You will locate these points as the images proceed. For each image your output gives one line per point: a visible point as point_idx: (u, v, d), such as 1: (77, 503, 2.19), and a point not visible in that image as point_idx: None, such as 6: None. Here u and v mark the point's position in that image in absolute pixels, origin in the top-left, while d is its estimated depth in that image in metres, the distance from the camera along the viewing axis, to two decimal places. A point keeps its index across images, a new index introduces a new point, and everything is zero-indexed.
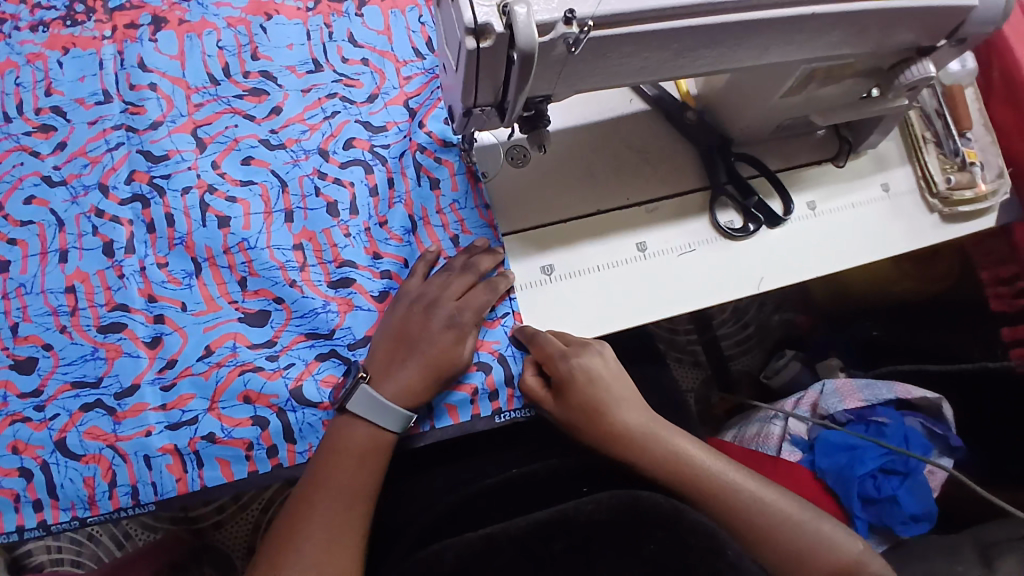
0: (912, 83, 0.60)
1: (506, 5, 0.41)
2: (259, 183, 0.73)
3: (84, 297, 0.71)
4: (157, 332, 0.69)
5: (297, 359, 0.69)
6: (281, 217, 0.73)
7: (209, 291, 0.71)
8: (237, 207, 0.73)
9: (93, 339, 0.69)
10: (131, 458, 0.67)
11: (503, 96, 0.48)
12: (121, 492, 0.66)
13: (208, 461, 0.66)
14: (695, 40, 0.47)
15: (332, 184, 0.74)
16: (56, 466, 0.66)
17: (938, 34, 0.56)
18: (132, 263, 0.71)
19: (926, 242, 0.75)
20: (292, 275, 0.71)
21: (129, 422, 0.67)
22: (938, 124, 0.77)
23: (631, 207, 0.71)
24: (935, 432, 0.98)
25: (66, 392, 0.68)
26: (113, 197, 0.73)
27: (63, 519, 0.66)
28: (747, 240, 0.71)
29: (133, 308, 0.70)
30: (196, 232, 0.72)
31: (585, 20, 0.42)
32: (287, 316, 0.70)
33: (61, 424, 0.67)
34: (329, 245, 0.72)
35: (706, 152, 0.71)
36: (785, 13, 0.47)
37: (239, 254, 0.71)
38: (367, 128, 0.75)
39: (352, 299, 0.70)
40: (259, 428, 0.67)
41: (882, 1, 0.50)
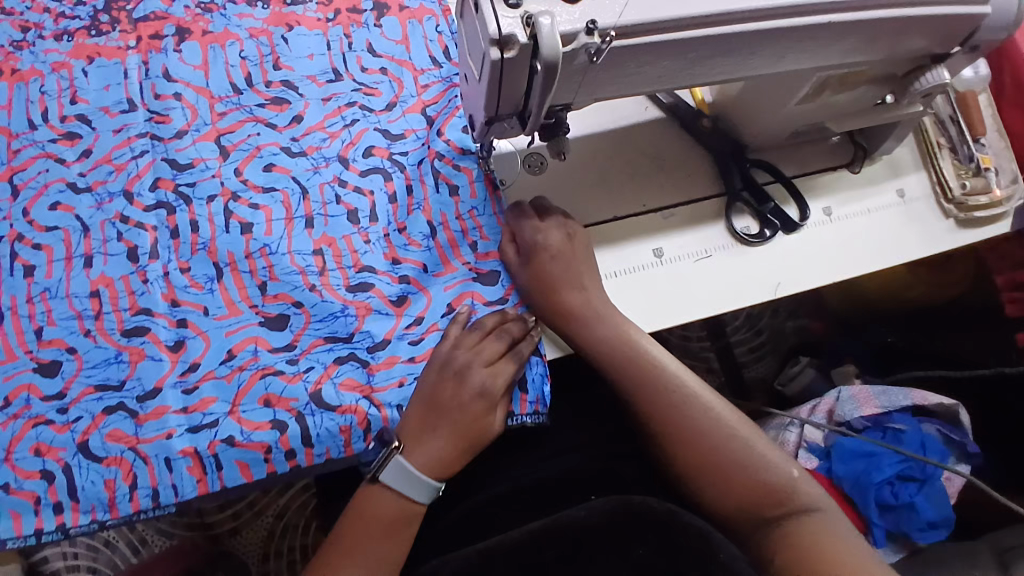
0: (927, 90, 0.60)
1: (531, 16, 0.42)
2: (281, 190, 0.75)
3: (109, 301, 0.72)
4: (180, 336, 0.71)
5: (316, 363, 0.69)
6: (301, 223, 0.74)
7: (230, 296, 0.72)
8: (260, 214, 0.74)
9: (117, 343, 0.71)
10: (153, 461, 0.67)
11: (524, 105, 0.48)
12: (141, 495, 0.67)
13: (227, 464, 0.67)
14: (713, 50, 0.48)
15: (352, 192, 0.75)
16: (78, 468, 0.67)
17: (953, 40, 0.57)
18: (155, 269, 0.73)
19: (941, 248, 0.75)
20: (312, 280, 0.72)
21: (150, 425, 0.68)
22: (952, 129, 0.78)
23: (648, 213, 0.72)
24: (952, 438, 0.97)
25: (89, 396, 0.69)
26: (138, 204, 0.75)
27: (83, 522, 0.66)
28: (763, 246, 0.71)
29: (156, 312, 0.72)
30: (218, 238, 0.73)
31: (607, 31, 0.43)
32: (307, 320, 0.71)
33: (84, 427, 0.68)
34: (349, 251, 0.73)
35: (722, 159, 0.72)
36: (801, 23, 0.48)
37: (261, 259, 0.73)
38: (386, 136, 0.77)
39: (370, 303, 0.71)
40: (278, 432, 0.67)
41: (893, 10, 0.51)
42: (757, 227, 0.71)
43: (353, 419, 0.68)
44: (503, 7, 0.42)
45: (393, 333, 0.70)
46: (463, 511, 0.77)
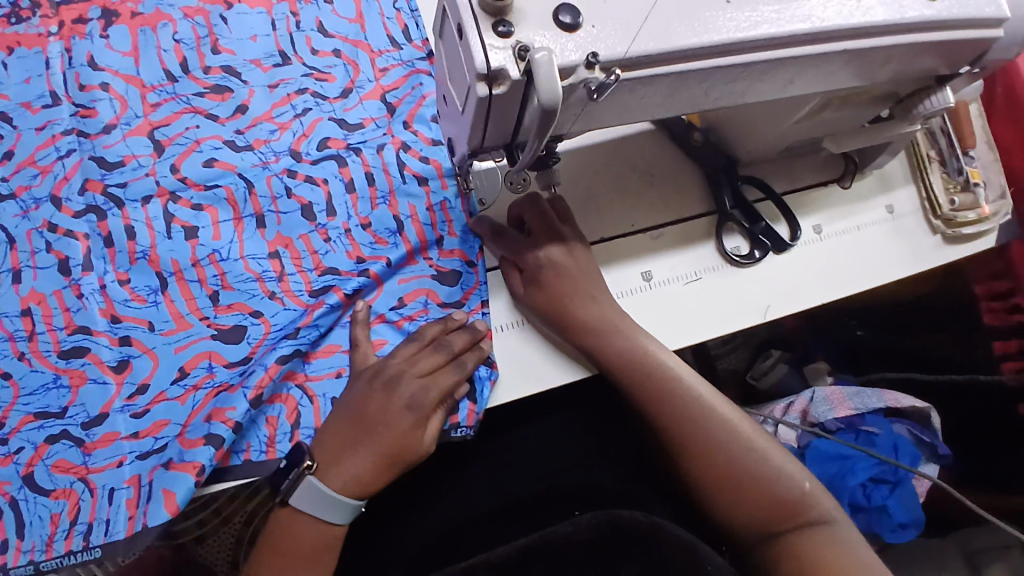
0: (930, 113, 0.57)
1: (523, 47, 0.37)
2: (225, 186, 0.67)
3: (42, 320, 0.64)
4: (123, 355, 0.63)
5: (256, 366, 0.62)
6: (252, 222, 0.67)
7: (176, 308, 0.64)
8: (204, 216, 0.66)
9: (55, 365, 0.63)
10: (97, 494, 0.60)
11: (514, 136, 0.44)
12: (76, 532, 0.59)
13: (154, 496, 0.59)
14: (721, 79, 0.44)
15: (303, 183, 0.68)
16: (24, 503, 0.60)
17: (960, 61, 0.53)
18: (90, 282, 0.65)
19: (929, 264, 0.74)
20: (270, 287, 0.65)
21: (100, 453, 0.60)
22: (943, 142, 0.75)
23: (637, 234, 0.68)
24: (923, 439, 0.96)
25: (29, 424, 0.62)
26: (67, 210, 0.66)
27: (22, 563, 0.59)
28: (754, 267, 0.68)
29: (95, 330, 0.63)
30: (159, 245, 0.66)
31: (610, 66, 0.39)
32: (266, 331, 0.64)
33: (27, 458, 0.61)
34: (308, 252, 0.67)
35: (713, 174, 0.69)
36: (812, 51, 0.44)
37: (209, 266, 0.65)
38: (343, 127, 0.70)
39: (327, 300, 0.65)
40: (213, 449, 0.59)
41: (905, 35, 0.47)
42: (747, 247, 0.69)
43: (280, 408, 0.63)
44: (492, 36, 0.37)
45: (337, 322, 0.66)
46: (430, 533, 0.71)
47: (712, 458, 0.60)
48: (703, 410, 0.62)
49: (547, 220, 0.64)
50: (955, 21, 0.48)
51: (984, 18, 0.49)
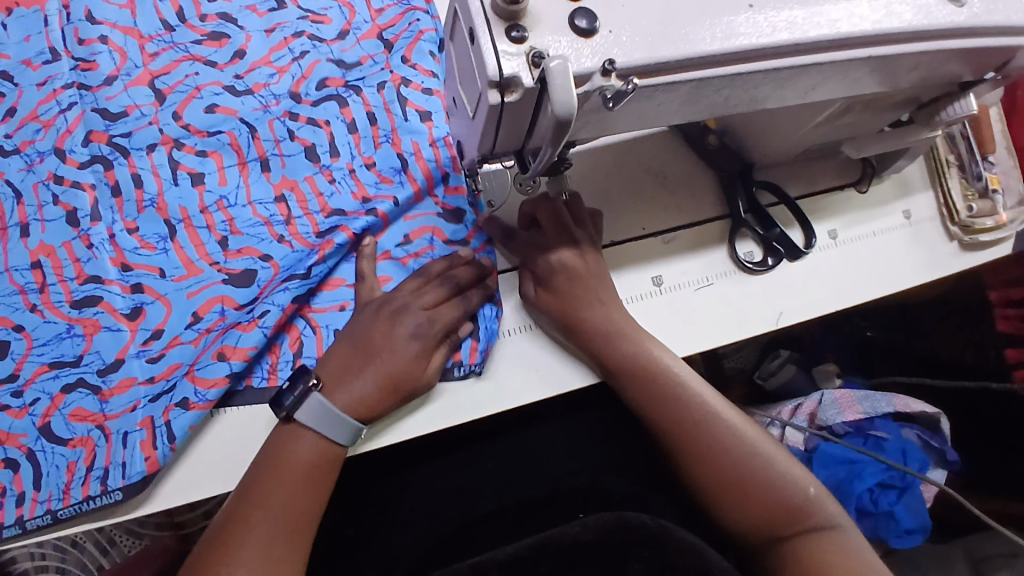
0: (953, 120, 0.56)
1: (538, 54, 0.35)
2: (227, 132, 0.65)
3: (53, 272, 0.62)
4: (136, 303, 0.61)
5: (272, 306, 0.61)
6: (256, 167, 0.65)
7: (187, 254, 0.62)
8: (209, 162, 0.64)
9: (68, 315, 0.61)
10: (114, 439, 0.58)
11: (527, 142, 0.42)
12: (94, 477, 0.57)
13: (182, 435, 0.58)
14: (741, 85, 0.42)
15: (306, 125, 0.66)
16: (41, 453, 0.58)
17: (984, 68, 0.51)
18: (100, 231, 0.62)
19: (946, 271, 0.72)
20: (278, 231, 0.63)
21: (117, 399, 0.59)
22: (961, 146, 0.73)
23: (648, 237, 0.66)
24: (931, 445, 0.94)
25: (44, 374, 0.60)
26: (71, 161, 0.64)
27: (39, 513, 0.57)
28: (766, 275, 0.67)
29: (107, 279, 0.61)
30: (166, 192, 0.63)
31: (627, 74, 0.37)
32: (274, 275, 0.62)
33: (44, 409, 0.59)
34: (314, 194, 0.65)
35: (727, 178, 0.67)
36: (836, 58, 0.42)
37: (218, 213, 0.63)
38: (341, 66, 0.68)
39: (335, 240, 0.63)
40: None
41: (932, 42, 0.45)
42: (761, 254, 0.67)
43: (286, 338, 0.62)
44: (505, 42, 0.35)
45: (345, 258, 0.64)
46: (434, 536, 0.69)
47: (718, 463, 0.58)
48: (707, 414, 0.59)
49: (561, 218, 0.62)
50: (986, 27, 0.46)
51: (1013, 25, 0.47)
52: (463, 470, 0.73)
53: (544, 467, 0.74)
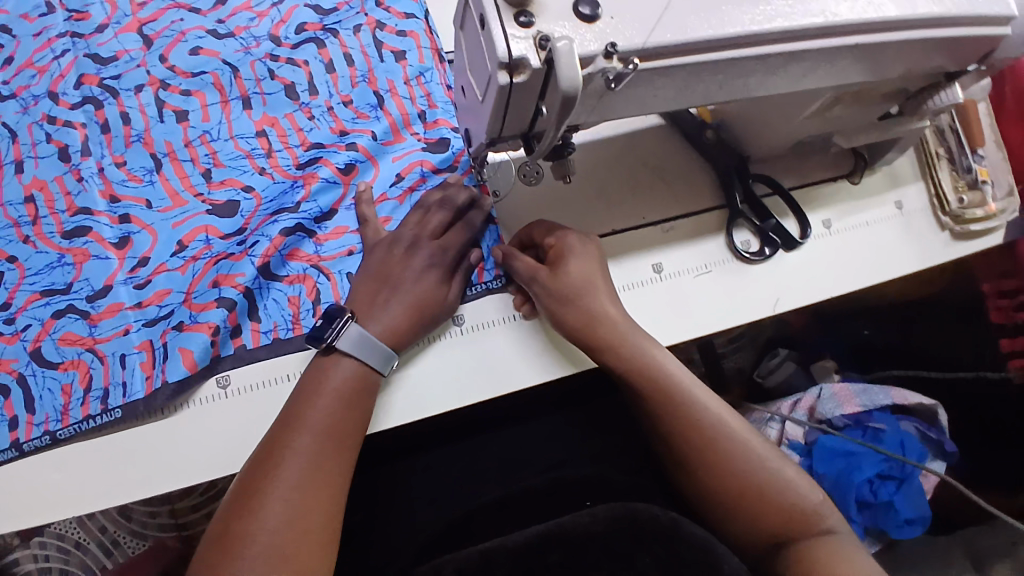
0: (938, 109, 0.58)
1: (544, 37, 0.38)
2: (211, 73, 0.68)
3: (45, 205, 0.65)
4: (125, 232, 0.64)
5: (262, 237, 0.64)
6: (238, 104, 0.68)
7: (172, 186, 0.66)
8: (193, 100, 0.68)
9: (59, 246, 0.64)
10: (109, 360, 0.61)
11: (533, 125, 0.45)
12: (93, 398, 0.60)
13: (171, 354, 0.60)
14: (733, 72, 0.44)
15: (286, 65, 0.69)
16: (33, 377, 0.60)
17: (968, 59, 0.54)
18: (89, 165, 0.66)
19: (937, 260, 0.74)
20: (260, 163, 0.67)
21: (106, 324, 0.62)
22: (951, 139, 0.76)
23: (648, 227, 0.68)
24: (928, 436, 0.95)
25: (36, 302, 0.62)
26: (63, 103, 0.67)
27: (35, 435, 0.59)
28: (762, 264, 0.69)
29: (96, 211, 0.65)
30: (153, 128, 0.67)
31: (628, 56, 0.39)
32: (257, 205, 0.65)
33: (34, 335, 0.61)
34: (294, 129, 0.68)
35: (724, 171, 0.69)
36: (825, 46, 0.45)
37: (201, 146, 0.67)
38: (318, 12, 0.71)
39: (318, 173, 0.66)
40: (226, 310, 0.62)
41: (916, 32, 0.48)
42: (757, 244, 0.69)
43: (302, 289, 0.63)
44: (514, 27, 0.38)
45: (340, 203, 0.66)
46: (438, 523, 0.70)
47: (718, 446, 0.59)
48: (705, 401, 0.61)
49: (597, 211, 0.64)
50: (966, 18, 0.49)
51: (991, 17, 0.49)
52: (465, 459, 0.75)
53: (544, 455, 0.76)
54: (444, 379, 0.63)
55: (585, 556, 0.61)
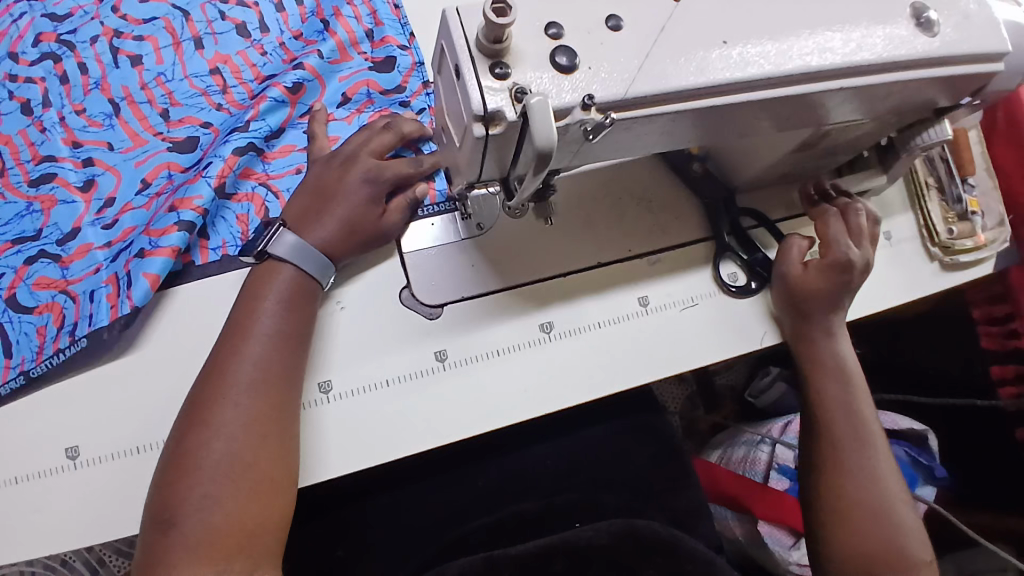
0: (927, 145, 0.58)
1: (520, 90, 0.37)
2: (162, 18, 0.66)
3: (11, 158, 0.63)
4: (89, 176, 0.62)
5: (214, 157, 0.62)
6: (190, 45, 0.66)
7: (132, 128, 0.64)
8: (146, 45, 0.66)
9: (27, 194, 0.62)
10: (81, 297, 0.59)
11: (510, 169, 0.43)
12: (65, 333, 0.58)
13: (135, 280, 0.58)
14: (719, 116, 0.43)
15: (236, 7, 0.68)
16: (10, 324, 0.58)
17: (962, 94, 0.53)
18: (51, 116, 0.64)
19: (924, 292, 0.74)
20: (216, 100, 0.65)
21: (78, 265, 0.60)
22: (941, 169, 0.76)
23: (633, 259, 0.67)
24: (920, 461, 0.94)
25: (8, 252, 0.60)
26: (23, 61, 0.65)
27: (11, 378, 0.57)
28: (748, 298, 0.68)
29: (60, 157, 0.63)
30: (110, 75, 0.65)
31: (605, 108, 0.39)
32: (216, 138, 0.64)
33: (9, 282, 0.59)
34: (247, 65, 0.67)
35: (711, 204, 0.69)
36: (812, 90, 0.44)
37: (157, 88, 0.65)
38: None
39: (267, 94, 0.65)
40: (186, 233, 0.59)
41: (907, 73, 0.47)
42: (744, 277, 0.69)
43: (252, 207, 0.63)
44: (489, 78, 0.37)
45: (288, 122, 0.65)
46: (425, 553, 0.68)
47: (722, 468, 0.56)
48: None
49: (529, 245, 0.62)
50: (960, 56, 0.48)
51: (985, 53, 0.49)
52: (451, 488, 0.73)
53: (529, 487, 0.73)
54: (423, 419, 0.60)
55: (589, 571, 0.58)
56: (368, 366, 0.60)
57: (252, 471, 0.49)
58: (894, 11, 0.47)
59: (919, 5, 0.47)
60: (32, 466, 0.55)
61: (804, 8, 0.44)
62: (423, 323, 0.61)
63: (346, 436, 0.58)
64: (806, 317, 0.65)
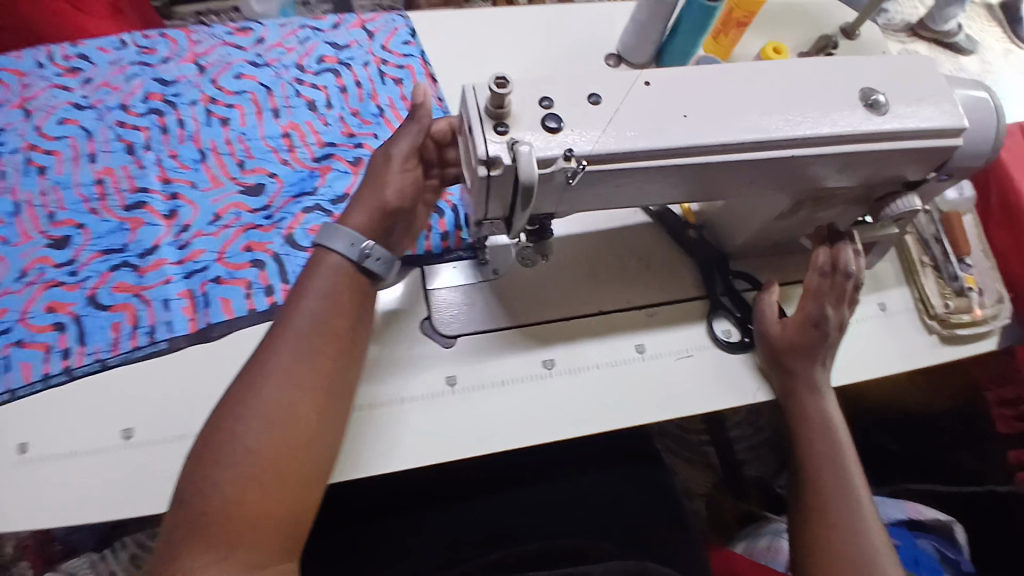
0: (900, 214, 0.64)
1: (514, 142, 0.48)
2: (249, 92, 0.82)
3: (113, 186, 0.75)
4: (173, 206, 0.75)
5: (287, 214, 0.74)
6: (269, 114, 0.81)
7: (214, 173, 0.77)
8: (235, 111, 0.81)
9: (120, 216, 0.73)
10: (153, 303, 0.68)
11: (511, 211, 0.53)
12: (142, 333, 0.67)
13: (211, 301, 0.69)
14: (686, 174, 0.53)
15: (309, 88, 0.84)
16: (87, 317, 0.67)
17: (926, 167, 0.60)
18: (150, 157, 0.77)
19: (923, 363, 0.76)
20: (283, 156, 0.79)
21: (151, 275, 0.70)
22: (936, 249, 0.81)
23: (632, 310, 0.74)
24: (949, 556, 0.85)
25: (97, 260, 0.71)
26: (132, 112, 0.79)
27: (87, 362, 0.65)
28: (744, 354, 0.74)
29: (152, 189, 0.75)
30: (202, 130, 0.79)
31: (581, 158, 0.49)
32: (281, 187, 0.77)
33: (93, 284, 0.69)
34: (312, 133, 0.81)
35: (705, 265, 0.76)
36: (768, 155, 0.53)
37: (239, 145, 0.79)
38: (335, 49, 0.87)
39: (331, 165, 0.79)
40: (258, 270, 0.71)
41: (861, 145, 0.55)
42: (738, 333, 0.75)
43: None
44: (492, 134, 0.48)
45: (349, 186, 0.77)
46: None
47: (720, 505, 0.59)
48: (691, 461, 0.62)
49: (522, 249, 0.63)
50: (914, 132, 0.56)
51: (938, 130, 0.56)
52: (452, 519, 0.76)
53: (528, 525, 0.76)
54: (432, 438, 0.66)
55: None
56: (388, 385, 0.68)
57: (286, 442, 0.54)
58: (846, 95, 0.56)
59: (868, 90, 0.56)
60: (87, 443, 0.63)
61: (763, 92, 0.54)
62: (439, 350, 0.70)
63: (360, 448, 0.65)
64: (792, 372, 0.69)
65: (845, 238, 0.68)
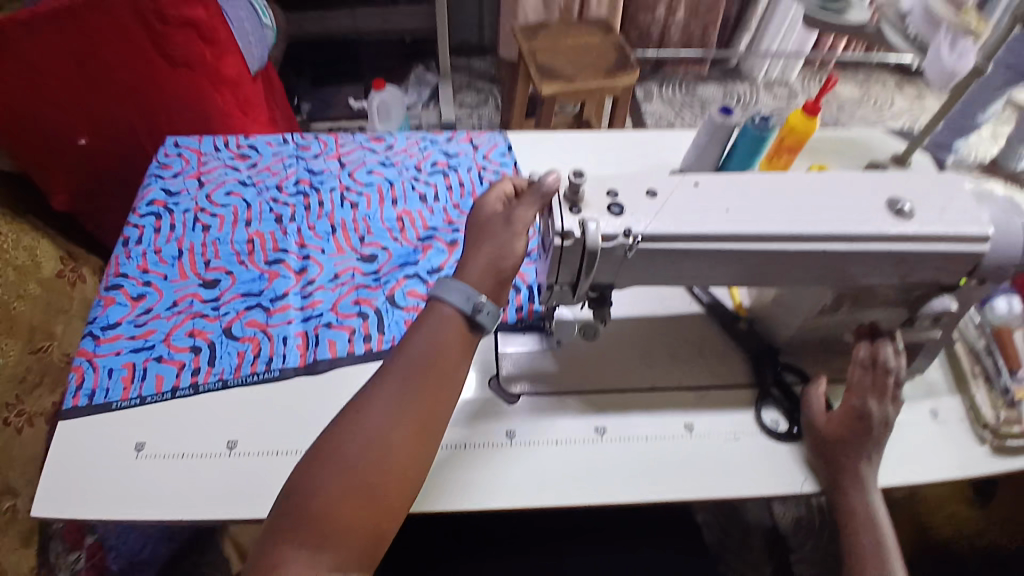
0: (935, 313, 0.73)
1: (583, 221, 0.60)
2: (376, 184, 1.01)
3: (260, 246, 0.92)
4: (304, 265, 0.90)
5: (392, 279, 0.88)
6: (389, 202, 0.98)
7: (340, 244, 0.93)
8: (362, 197, 0.99)
9: (262, 268, 0.90)
10: (275, 339, 0.82)
11: (577, 279, 0.63)
12: (261, 361, 0.80)
13: (322, 342, 0.82)
14: (728, 258, 0.62)
15: (423, 184, 1.01)
16: (220, 344, 0.81)
17: (958, 272, 0.67)
18: (292, 227, 0.95)
19: (976, 473, 0.76)
20: (395, 234, 0.94)
21: (278, 316, 0.84)
22: (987, 361, 0.82)
23: (683, 389, 0.80)
24: None
25: (237, 300, 0.86)
26: (284, 192, 0.99)
27: (212, 380, 0.78)
28: (793, 443, 0.76)
29: (289, 251, 0.92)
30: (336, 210, 0.97)
31: (636, 234, 0.60)
32: (390, 257, 0.91)
33: (230, 319, 0.84)
34: (421, 218, 0.97)
35: (756, 355, 0.82)
36: (803, 247, 0.62)
37: (362, 223, 0.96)
38: (447, 157, 1.05)
39: (432, 243, 0.93)
40: (362, 321, 0.84)
41: (890, 244, 0.63)
42: (785, 423, 0.78)
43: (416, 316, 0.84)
44: (566, 212, 0.61)
45: (444, 261, 0.91)
46: None
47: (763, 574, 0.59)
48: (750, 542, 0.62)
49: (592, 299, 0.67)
50: (941, 237, 0.64)
51: (964, 237, 0.63)
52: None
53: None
54: (490, 484, 0.72)
55: None
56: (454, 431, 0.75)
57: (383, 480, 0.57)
58: (876, 203, 0.65)
59: (894, 199, 0.65)
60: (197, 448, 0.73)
61: (800, 196, 0.64)
62: (503, 406, 0.78)
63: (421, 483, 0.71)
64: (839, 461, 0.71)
65: (886, 337, 0.74)
